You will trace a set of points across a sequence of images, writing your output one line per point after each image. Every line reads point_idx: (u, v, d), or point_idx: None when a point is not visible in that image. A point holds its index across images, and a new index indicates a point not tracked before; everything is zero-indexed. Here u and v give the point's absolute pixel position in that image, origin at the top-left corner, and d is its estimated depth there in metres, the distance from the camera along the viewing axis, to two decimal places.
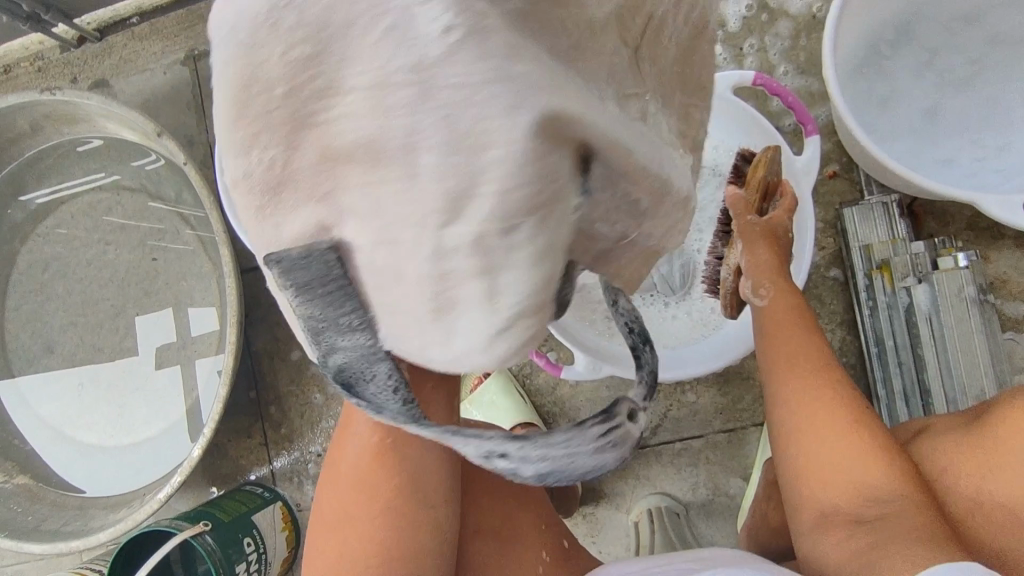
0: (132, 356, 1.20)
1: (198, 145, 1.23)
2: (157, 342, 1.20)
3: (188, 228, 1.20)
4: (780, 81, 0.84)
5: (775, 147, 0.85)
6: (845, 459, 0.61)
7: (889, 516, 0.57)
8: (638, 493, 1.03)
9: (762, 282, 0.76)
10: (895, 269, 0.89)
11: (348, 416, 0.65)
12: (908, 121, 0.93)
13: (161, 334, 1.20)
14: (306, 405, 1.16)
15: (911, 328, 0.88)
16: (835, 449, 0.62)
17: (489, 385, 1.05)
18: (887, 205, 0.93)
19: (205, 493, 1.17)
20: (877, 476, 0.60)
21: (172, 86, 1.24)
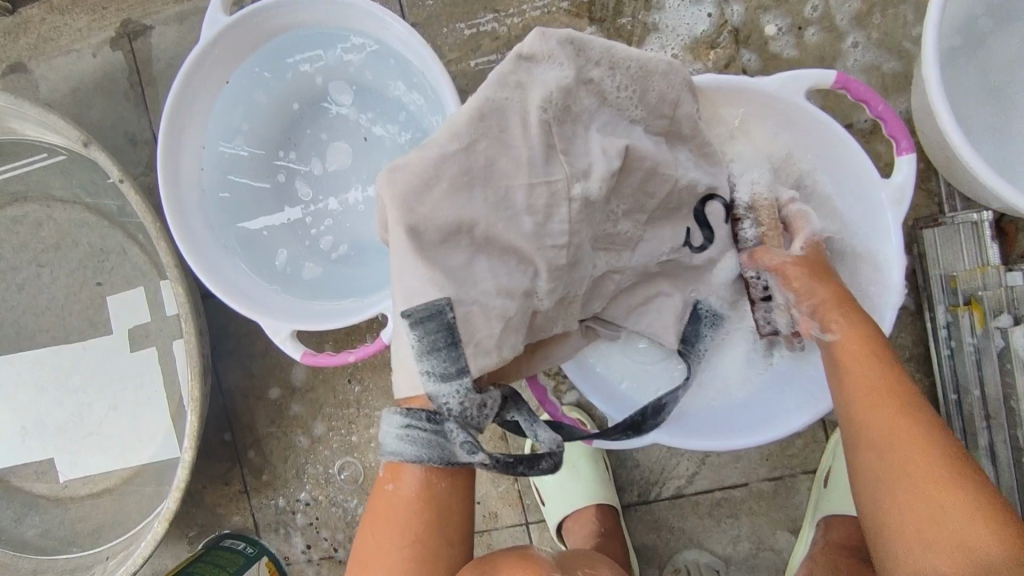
0: (108, 336, 1.03)
1: (142, 145, 1.02)
2: (138, 313, 1.02)
3: (137, 246, 1.01)
4: (863, 84, 0.68)
5: (851, 160, 0.69)
6: (953, 510, 0.50)
7: None
8: (671, 547, 0.91)
9: (830, 317, 0.61)
10: (987, 307, 0.75)
11: (380, 506, 0.61)
12: (1006, 121, 0.76)
13: (134, 315, 1.02)
14: (289, 448, 1.01)
15: (1006, 377, 0.74)
16: (938, 490, 0.51)
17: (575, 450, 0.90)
18: (976, 224, 0.78)
19: (181, 545, 1.04)
20: (983, 543, 0.49)
21: (103, 72, 1.02)
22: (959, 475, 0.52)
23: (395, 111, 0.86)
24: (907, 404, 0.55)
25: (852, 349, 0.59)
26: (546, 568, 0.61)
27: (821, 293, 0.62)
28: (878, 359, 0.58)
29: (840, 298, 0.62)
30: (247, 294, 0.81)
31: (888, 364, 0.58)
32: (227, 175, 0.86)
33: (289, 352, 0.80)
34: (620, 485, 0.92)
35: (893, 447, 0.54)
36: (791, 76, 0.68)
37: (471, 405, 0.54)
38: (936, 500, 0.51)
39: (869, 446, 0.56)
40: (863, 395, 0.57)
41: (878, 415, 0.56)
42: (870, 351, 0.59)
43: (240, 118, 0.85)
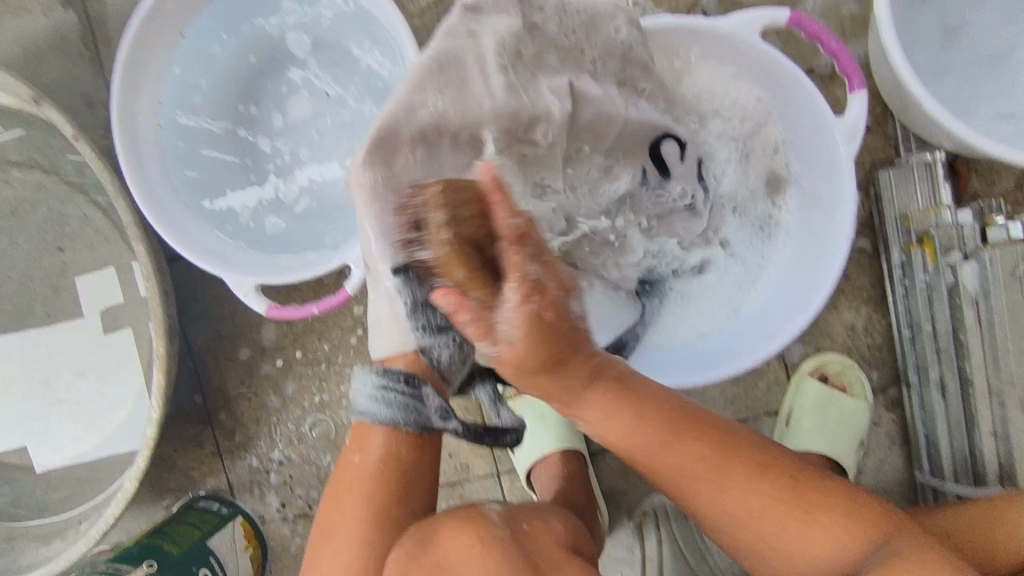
0: (77, 320, 1.02)
1: (99, 106, 1.00)
2: (112, 293, 1.01)
3: (99, 210, 1.00)
4: (815, 22, 0.68)
5: (806, 99, 0.70)
6: (829, 531, 0.54)
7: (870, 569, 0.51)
8: (640, 491, 0.93)
9: (565, 401, 0.51)
10: (938, 244, 0.77)
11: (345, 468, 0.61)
12: (958, 62, 0.77)
13: (107, 295, 1.01)
14: (261, 409, 1.01)
15: (954, 312, 0.76)
16: (812, 522, 0.54)
17: (545, 400, 0.92)
18: (930, 165, 0.79)
19: (155, 509, 1.04)
20: (858, 551, 0.53)
21: (55, 31, 0.99)
22: (804, 512, 0.54)
23: (354, 62, 0.85)
24: (730, 475, 0.55)
25: (625, 443, 0.55)
26: (490, 526, 0.54)
27: (570, 381, 0.50)
28: (673, 424, 0.55)
29: (563, 351, 0.47)
30: (210, 250, 0.80)
31: (687, 430, 0.56)
32: (186, 130, 0.85)
33: (255, 307, 0.79)
34: (590, 433, 0.94)
35: (748, 518, 0.55)
36: (745, 18, 0.69)
37: (458, 356, 0.58)
38: (815, 525, 0.54)
39: (728, 533, 0.56)
40: (677, 493, 0.56)
41: (751, 528, 0.55)
42: (656, 436, 0.54)
43: (198, 72, 0.84)
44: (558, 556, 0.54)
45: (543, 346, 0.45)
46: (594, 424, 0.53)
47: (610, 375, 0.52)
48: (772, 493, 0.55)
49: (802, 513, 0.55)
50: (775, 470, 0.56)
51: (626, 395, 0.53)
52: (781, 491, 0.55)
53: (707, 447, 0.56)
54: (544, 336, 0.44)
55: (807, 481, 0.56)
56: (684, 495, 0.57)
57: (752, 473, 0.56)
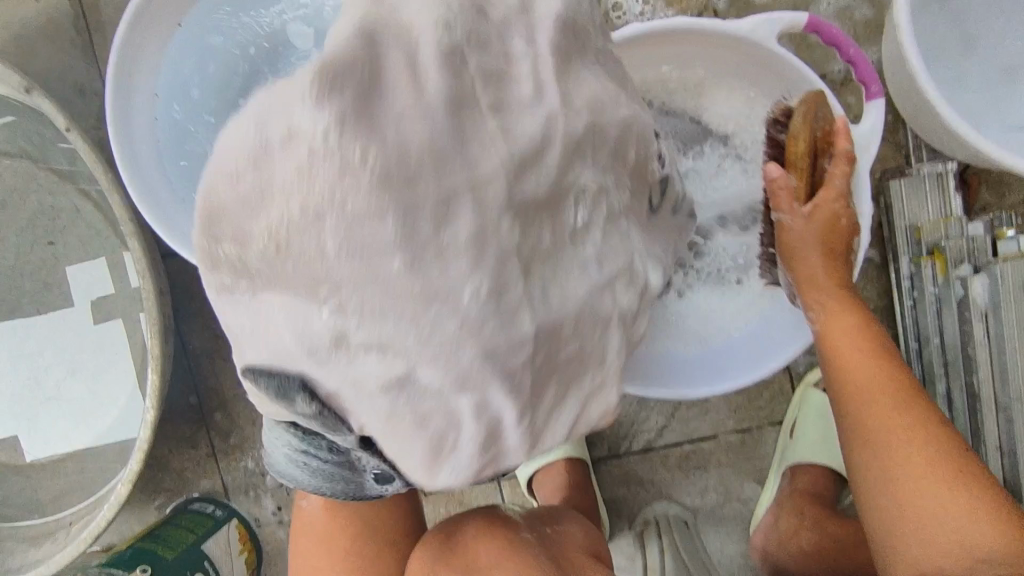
0: (67, 308, 0.99)
1: (91, 96, 0.97)
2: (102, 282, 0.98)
3: (90, 204, 0.97)
4: (834, 27, 0.66)
5: (822, 106, 0.68)
6: (953, 516, 0.56)
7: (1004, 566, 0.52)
8: (641, 499, 0.92)
9: (793, 262, 0.68)
10: (949, 256, 0.76)
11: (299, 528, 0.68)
12: (971, 70, 0.76)
13: (97, 284, 0.98)
14: (257, 410, 0.99)
15: (963, 326, 0.76)
16: (957, 503, 0.56)
17: None
18: (941, 175, 0.78)
19: (147, 510, 1.02)
20: (985, 535, 0.54)
21: (46, 18, 0.96)
22: (966, 494, 0.56)
23: None
24: (898, 431, 0.61)
25: (851, 375, 0.65)
26: (514, 533, 0.58)
27: (816, 266, 0.67)
28: (894, 387, 0.63)
29: (838, 243, 0.67)
30: None
31: (908, 391, 0.63)
32: (182, 124, 0.83)
33: None
34: (591, 440, 0.92)
35: (917, 472, 0.58)
36: (766, 19, 0.66)
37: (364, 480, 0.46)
38: (922, 491, 0.58)
39: (887, 482, 0.60)
40: (867, 421, 0.62)
41: (886, 433, 0.61)
42: (876, 381, 0.63)
43: (193, 64, 0.81)
44: (579, 557, 0.58)
45: (826, 232, 0.67)
46: (833, 322, 0.67)
47: (850, 295, 0.68)
48: (946, 472, 0.58)
49: (969, 493, 0.56)
50: (950, 457, 0.59)
51: (856, 312, 0.67)
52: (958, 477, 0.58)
53: (907, 414, 0.62)
54: (830, 226, 0.67)
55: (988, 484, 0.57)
56: (849, 401, 0.65)
57: (925, 463, 0.59)
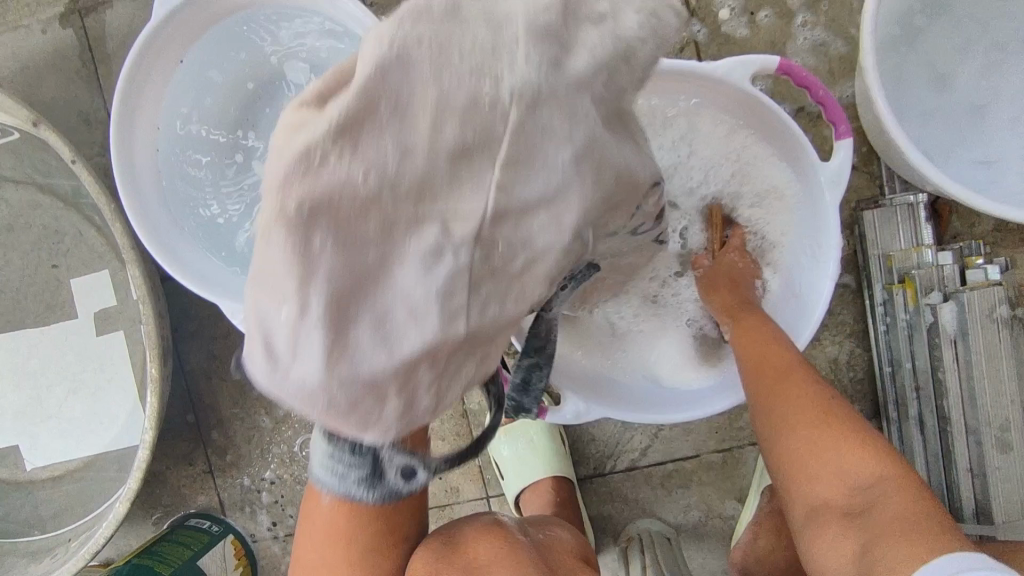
0: (71, 320, 1.02)
1: (95, 124, 1.00)
2: (104, 296, 1.01)
3: (93, 228, 1.00)
4: (806, 70, 0.69)
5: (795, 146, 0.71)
6: (839, 463, 0.56)
7: (878, 506, 0.53)
8: (626, 516, 0.95)
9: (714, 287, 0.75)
10: (919, 284, 0.79)
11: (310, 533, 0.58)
12: (940, 106, 0.79)
13: (99, 299, 1.01)
14: (253, 428, 1.02)
15: (933, 351, 0.79)
16: (841, 451, 0.57)
17: (531, 425, 0.93)
18: (912, 207, 0.81)
19: (146, 525, 1.05)
20: (864, 471, 0.55)
21: (53, 49, 1.00)
22: (849, 441, 0.57)
23: None
24: (783, 392, 0.62)
25: (748, 351, 0.67)
26: (514, 538, 0.60)
27: (723, 298, 0.74)
28: (770, 356, 0.65)
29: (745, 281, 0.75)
30: (202, 276, 0.81)
31: (778, 356, 0.65)
32: (184, 155, 0.86)
33: (248, 334, 0.80)
34: (578, 459, 0.95)
35: (797, 429, 0.59)
36: (740, 61, 0.68)
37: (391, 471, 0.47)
38: (810, 447, 0.58)
39: (778, 446, 0.61)
40: (759, 389, 0.64)
41: (772, 398, 0.62)
42: (758, 354, 0.66)
43: (195, 97, 0.85)
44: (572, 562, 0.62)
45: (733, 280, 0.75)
46: (742, 337, 0.68)
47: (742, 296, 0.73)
48: (826, 420, 0.59)
49: (850, 440, 0.57)
50: (828, 407, 0.60)
51: (750, 308, 0.71)
52: (840, 425, 0.58)
53: (797, 377, 0.63)
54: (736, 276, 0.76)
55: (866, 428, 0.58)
56: (745, 385, 0.66)
57: (812, 420, 0.59)
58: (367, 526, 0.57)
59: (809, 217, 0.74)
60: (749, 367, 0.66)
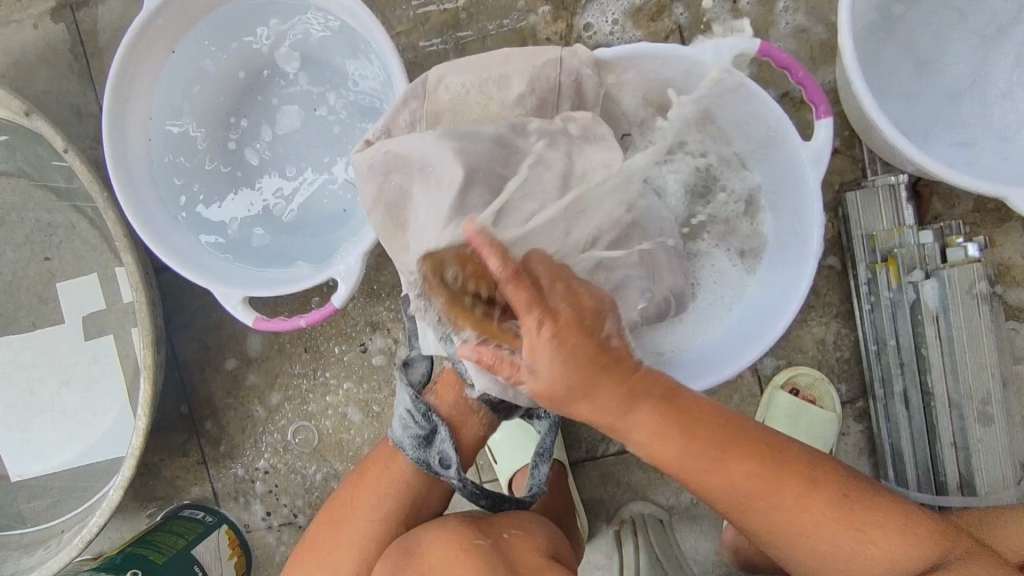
0: (60, 325, 1.02)
1: (87, 117, 1.01)
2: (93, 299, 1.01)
3: (85, 220, 1.01)
4: (785, 52, 0.71)
5: (777, 126, 0.72)
6: (876, 555, 0.55)
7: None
8: (619, 499, 0.96)
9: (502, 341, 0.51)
10: (901, 263, 0.81)
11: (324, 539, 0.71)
12: (918, 89, 0.82)
13: (89, 303, 1.01)
14: (247, 419, 1.03)
15: (916, 328, 0.81)
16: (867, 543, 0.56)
17: None
18: (894, 187, 0.83)
19: (140, 517, 1.05)
20: (909, 559, 0.55)
21: (44, 43, 1.00)
22: (874, 528, 0.56)
23: (341, 80, 0.88)
24: (788, 492, 0.57)
25: (657, 451, 0.56)
26: (475, 539, 0.60)
27: (538, 348, 0.47)
28: (672, 423, 0.55)
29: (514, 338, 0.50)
30: (196, 263, 0.82)
31: (687, 427, 0.56)
32: (177, 144, 0.87)
33: (241, 319, 0.81)
34: (570, 442, 0.96)
35: (819, 533, 0.56)
36: (720, 44, 0.70)
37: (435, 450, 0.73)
38: (837, 539, 0.56)
39: (798, 543, 0.57)
40: (729, 498, 0.57)
41: (770, 502, 0.57)
42: (674, 433, 0.55)
43: (187, 86, 0.86)
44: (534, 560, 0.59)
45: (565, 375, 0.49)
46: (642, 444, 0.56)
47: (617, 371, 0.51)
48: (830, 498, 0.57)
49: (874, 524, 0.56)
50: (836, 487, 0.58)
51: (624, 382, 0.52)
52: (859, 511, 0.57)
53: (750, 463, 0.57)
54: (569, 369, 0.49)
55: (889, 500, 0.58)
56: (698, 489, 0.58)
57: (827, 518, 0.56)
58: (384, 518, 0.71)
59: (792, 196, 0.76)
60: (663, 445, 0.55)
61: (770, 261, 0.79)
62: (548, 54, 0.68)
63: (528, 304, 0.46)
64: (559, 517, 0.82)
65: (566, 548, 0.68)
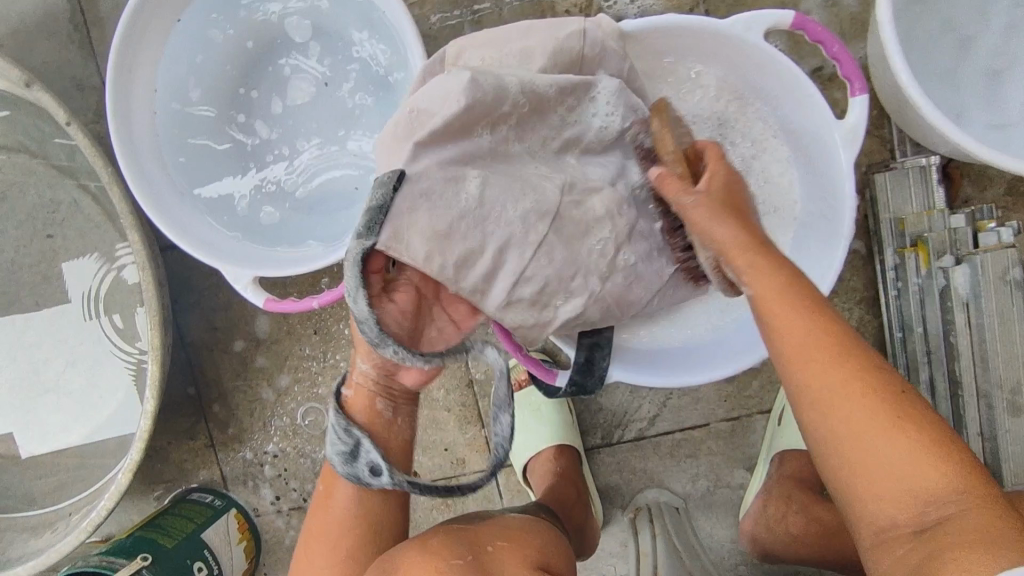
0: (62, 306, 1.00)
1: (90, 90, 0.98)
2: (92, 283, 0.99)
3: (88, 197, 0.98)
4: (821, 24, 0.68)
5: (810, 100, 0.69)
6: (899, 464, 0.42)
7: (956, 529, 0.40)
8: (633, 487, 0.94)
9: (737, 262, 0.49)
10: (931, 247, 0.79)
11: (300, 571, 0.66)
12: (954, 67, 0.78)
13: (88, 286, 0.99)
14: (255, 401, 1.01)
15: (945, 315, 0.78)
16: (900, 446, 0.43)
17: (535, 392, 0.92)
18: (925, 168, 0.81)
19: (147, 500, 1.03)
20: (940, 488, 0.41)
21: (44, 12, 0.97)
22: (912, 442, 0.43)
23: (354, 51, 0.84)
24: (840, 364, 0.45)
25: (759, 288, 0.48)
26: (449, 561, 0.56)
27: (722, 231, 0.50)
28: (789, 285, 0.48)
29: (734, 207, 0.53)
30: (204, 241, 0.79)
31: (802, 287, 0.48)
32: (183, 116, 0.84)
33: (252, 299, 0.78)
34: (585, 428, 0.95)
35: (848, 406, 0.44)
36: (751, 18, 0.68)
37: (359, 466, 0.62)
38: (867, 439, 0.43)
39: (820, 415, 0.45)
40: (778, 324, 0.47)
41: (818, 392, 0.45)
42: (781, 283, 0.47)
43: (192, 56, 0.82)
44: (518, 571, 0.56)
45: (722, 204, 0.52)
46: (753, 278, 0.48)
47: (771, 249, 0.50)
48: (885, 403, 0.44)
49: (918, 441, 0.43)
50: (892, 393, 0.44)
51: (759, 248, 0.49)
52: (906, 424, 0.43)
53: (811, 312, 0.47)
54: (725, 202, 0.53)
55: (951, 440, 0.43)
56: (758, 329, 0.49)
57: (878, 414, 0.44)
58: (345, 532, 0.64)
59: (824, 173, 0.73)
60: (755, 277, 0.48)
61: (800, 235, 0.77)
62: (572, 26, 0.64)
63: (721, 175, 0.54)
64: (571, 509, 0.80)
65: (565, 554, 0.65)
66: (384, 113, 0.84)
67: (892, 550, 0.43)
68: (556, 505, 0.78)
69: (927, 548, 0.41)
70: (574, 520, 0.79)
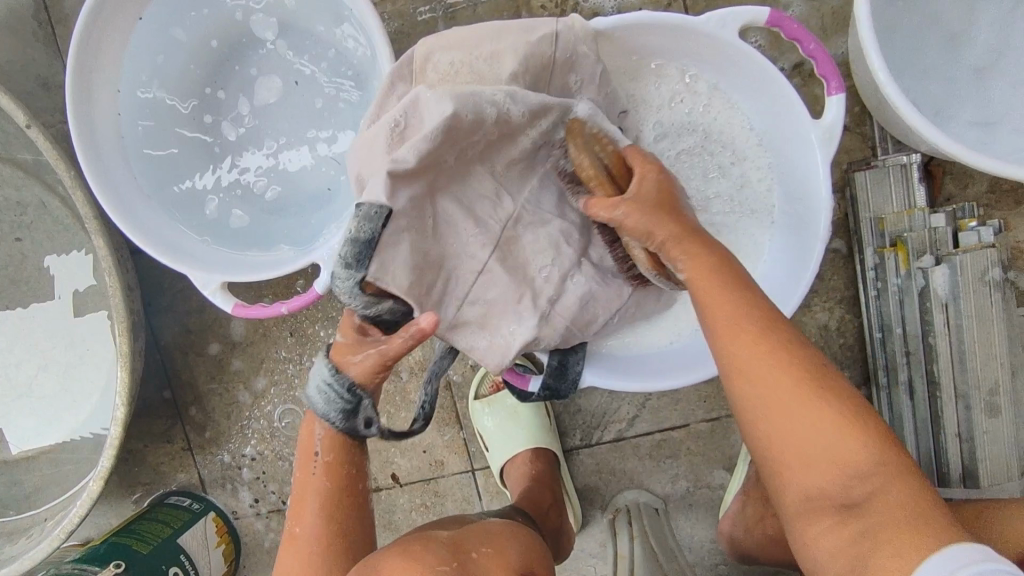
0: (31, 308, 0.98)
1: (56, 89, 0.95)
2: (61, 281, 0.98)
3: (56, 199, 0.96)
4: (796, 21, 0.66)
5: (785, 100, 0.68)
6: (826, 449, 0.46)
7: (878, 508, 0.45)
8: (613, 488, 0.94)
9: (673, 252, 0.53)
10: (911, 247, 0.78)
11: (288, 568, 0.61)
12: (936, 63, 0.77)
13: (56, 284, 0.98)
14: (232, 404, 1.00)
15: (924, 316, 0.77)
16: (822, 430, 0.46)
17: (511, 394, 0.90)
18: (905, 167, 0.79)
19: (124, 504, 1.03)
20: (864, 468, 0.45)
21: (5, 8, 0.94)
22: (839, 422, 0.46)
23: (323, 49, 0.83)
24: (773, 354, 0.48)
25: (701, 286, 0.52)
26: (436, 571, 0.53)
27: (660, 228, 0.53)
28: (727, 281, 0.51)
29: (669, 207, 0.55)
30: (170, 245, 0.77)
31: (734, 282, 0.51)
32: (148, 118, 0.82)
33: (219, 305, 0.77)
34: (564, 430, 0.94)
35: (776, 397, 0.48)
36: (727, 14, 0.66)
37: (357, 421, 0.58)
38: (796, 421, 0.47)
39: (754, 405, 0.49)
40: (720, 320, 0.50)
41: (749, 380, 0.49)
42: (720, 282, 0.51)
43: (155, 56, 0.80)
44: None
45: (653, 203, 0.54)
46: (689, 271, 0.52)
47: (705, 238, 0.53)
48: (812, 388, 0.47)
49: (843, 424, 0.46)
50: (822, 378, 0.48)
51: (695, 237, 0.53)
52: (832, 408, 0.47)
53: (754, 308, 0.50)
54: (658, 199, 0.55)
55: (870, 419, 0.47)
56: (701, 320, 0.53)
57: (803, 401, 0.47)
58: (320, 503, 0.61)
59: (800, 173, 0.71)
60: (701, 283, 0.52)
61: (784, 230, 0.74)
62: (540, 27, 0.62)
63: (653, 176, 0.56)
64: (546, 514, 0.79)
65: (547, 560, 0.63)
66: (354, 112, 0.82)
67: (822, 528, 0.47)
68: (532, 509, 0.78)
69: (856, 529, 0.45)
70: (549, 524, 0.78)
